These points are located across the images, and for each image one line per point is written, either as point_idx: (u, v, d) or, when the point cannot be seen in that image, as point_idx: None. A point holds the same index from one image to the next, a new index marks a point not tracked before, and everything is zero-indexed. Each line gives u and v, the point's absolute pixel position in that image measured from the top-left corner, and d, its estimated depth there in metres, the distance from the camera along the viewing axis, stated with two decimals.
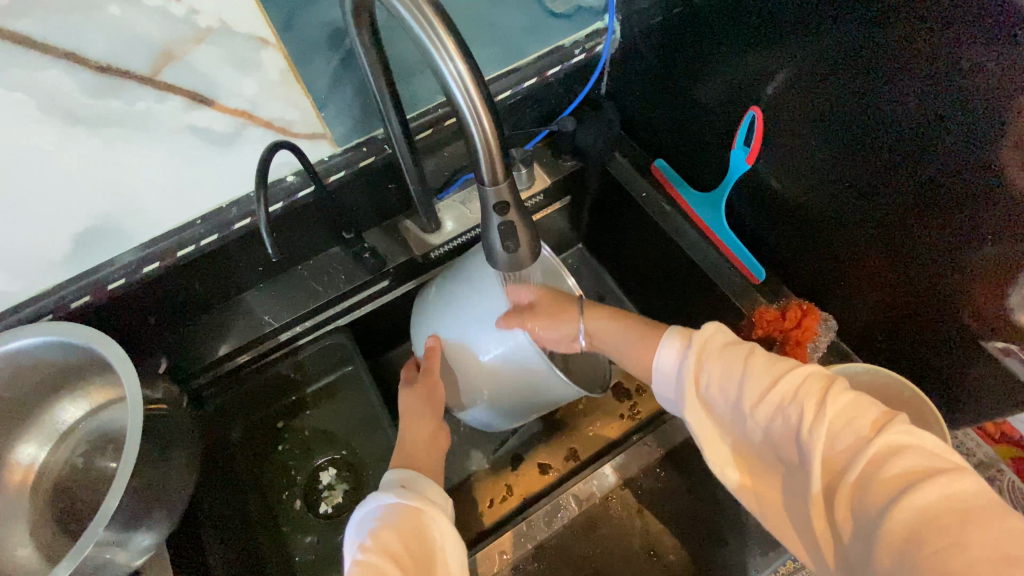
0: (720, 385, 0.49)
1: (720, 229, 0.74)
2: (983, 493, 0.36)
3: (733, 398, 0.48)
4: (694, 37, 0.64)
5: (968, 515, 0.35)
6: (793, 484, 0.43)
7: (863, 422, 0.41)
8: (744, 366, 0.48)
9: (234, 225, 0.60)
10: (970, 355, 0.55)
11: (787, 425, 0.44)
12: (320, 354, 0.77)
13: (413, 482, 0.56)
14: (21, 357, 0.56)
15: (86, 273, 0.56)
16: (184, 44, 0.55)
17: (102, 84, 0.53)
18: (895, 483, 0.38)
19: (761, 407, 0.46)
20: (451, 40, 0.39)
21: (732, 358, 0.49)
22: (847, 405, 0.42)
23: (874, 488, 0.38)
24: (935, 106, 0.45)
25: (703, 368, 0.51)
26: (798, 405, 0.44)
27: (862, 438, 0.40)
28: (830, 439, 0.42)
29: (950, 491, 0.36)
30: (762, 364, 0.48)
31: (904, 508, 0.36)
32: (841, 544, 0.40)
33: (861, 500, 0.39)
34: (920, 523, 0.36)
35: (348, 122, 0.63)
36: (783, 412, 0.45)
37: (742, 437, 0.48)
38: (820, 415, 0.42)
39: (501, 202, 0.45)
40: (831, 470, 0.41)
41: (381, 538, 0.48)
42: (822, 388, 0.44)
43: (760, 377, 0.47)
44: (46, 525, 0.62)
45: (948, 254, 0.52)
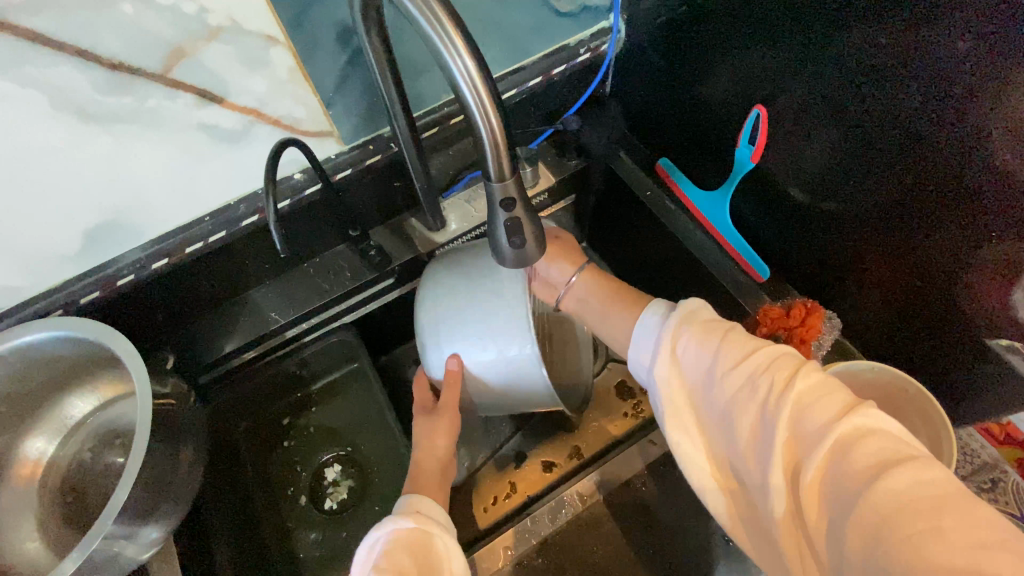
0: (695, 356, 0.49)
1: (724, 228, 0.75)
2: (952, 482, 0.35)
3: (705, 371, 0.47)
4: (699, 36, 0.65)
5: (937, 505, 0.34)
6: (755, 465, 0.43)
7: (833, 401, 0.40)
8: (717, 343, 0.48)
9: (242, 222, 0.65)
10: (975, 354, 0.56)
11: (754, 402, 0.43)
12: (325, 352, 0.78)
13: (427, 508, 0.57)
14: (31, 351, 0.57)
15: (96, 268, 0.60)
16: (196, 43, 0.51)
17: (112, 81, 0.49)
18: (865, 468, 0.36)
19: (729, 384, 0.45)
20: (459, 37, 0.39)
21: (708, 331, 0.49)
22: (817, 385, 0.42)
23: (841, 466, 0.37)
24: (940, 103, 0.46)
25: (679, 342, 0.51)
26: (767, 380, 0.43)
27: (829, 417, 0.39)
28: (796, 418, 0.41)
29: (921, 476, 0.35)
30: (735, 343, 0.47)
31: (876, 492, 0.35)
32: (804, 526, 0.39)
33: (826, 482, 0.38)
34: (888, 509, 0.34)
35: (355, 120, 0.66)
36: (752, 387, 0.44)
37: (709, 416, 0.47)
38: (790, 391, 0.41)
39: (507, 198, 0.46)
40: (794, 451, 0.40)
41: (393, 557, 0.49)
42: (794, 367, 0.43)
43: (732, 352, 0.46)
44: (54, 519, 0.63)
45: (952, 252, 0.52)
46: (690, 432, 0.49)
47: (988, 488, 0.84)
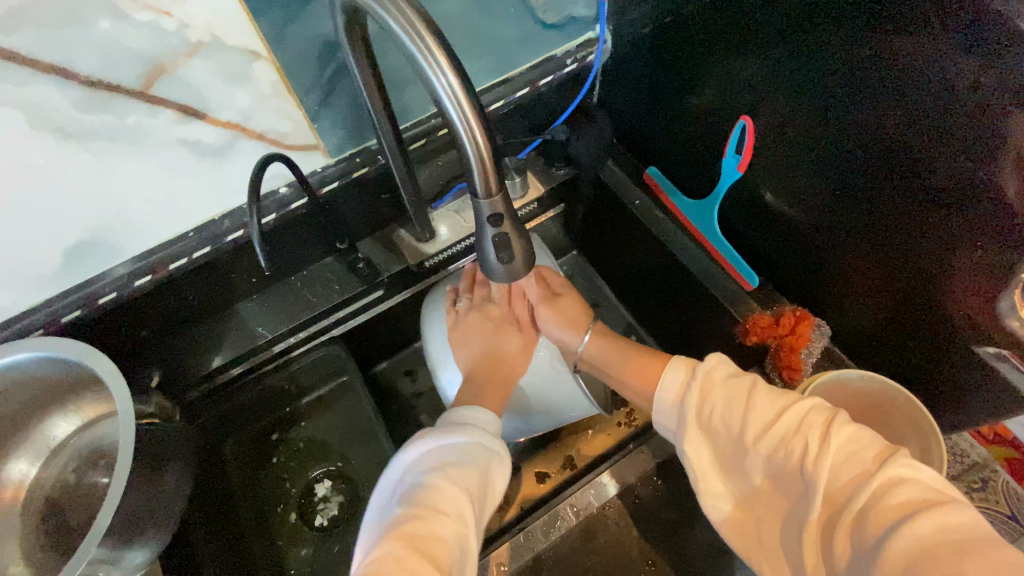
0: (724, 416, 0.49)
1: (714, 236, 0.74)
2: (978, 526, 0.36)
3: (738, 431, 0.48)
4: (684, 46, 0.65)
5: (963, 547, 0.35)
6: (795, 513, 0.44)
7: (865, 455, 0.42)
8: (745, 402, 0.48)
9: (227, 237, 0.63)
10: (964, 361, 0.56)
11: (786, 454, 0.45)
12: (315, 367, 0.77)
13: (482, 421, 0.56)
14: (12, 372, 0.56)
15: (80, 286, 0.59)
16: (175, 58, 0.50)
17: (89, 98, 0.49)
18: (893, 512, 0.38)
19: (762, 441, 0.46)
20: (442, 54, 0.39)
21: (734, 390, 0.50)
22: (850, 437, 0.43)
23: (874, 518, 0.39)
24: (925, 116, 0.46)
25: (705, 404, 0.51)
26: (801, 439, 0.44)
27: (864, 470, 0.41)
28: (832, 473, 0.42)
29: (943, 521, 0.37)
30: (763, 400, 0.48)
31: (904, 538, 0.37)
32: (836, 573, 0.41)
33: (859, 532, 0.39)
34: (914, 549, 0.36)
35: (341, 134, 0.65)
36: (786, 445, 0.45)
37: (739, 470, 0.48)
38: (825, 446, 0.43)
39: (495, 213, 0.45)
40: (834, 501, 0.42)
41: (455, 473, 0.49)
42: (825, 422, 0.44)
43: (762, 410, 0.47)
44: (36, 543, 0.61)
45: (940, 260, 0.52)
46: (722, 485, 0.50)
47: (978, 488, 0.84)
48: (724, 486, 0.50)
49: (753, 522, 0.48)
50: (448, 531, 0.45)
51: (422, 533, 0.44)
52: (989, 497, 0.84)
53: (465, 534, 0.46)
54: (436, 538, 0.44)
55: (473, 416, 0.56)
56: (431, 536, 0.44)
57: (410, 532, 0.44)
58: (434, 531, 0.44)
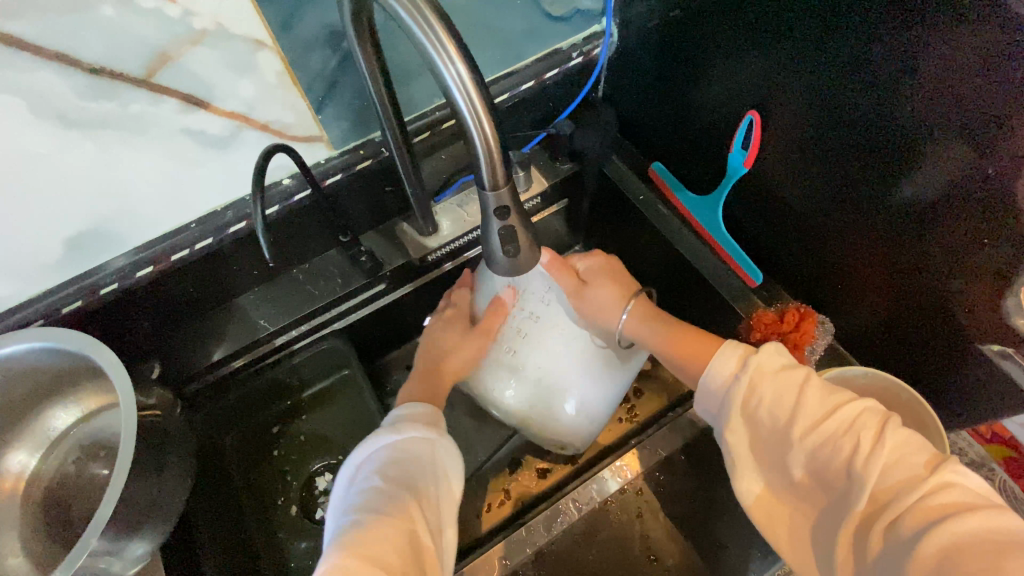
0: (772, 407, 0.48)
1: (718, 231, 0.74)
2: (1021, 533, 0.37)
3: (784, 423, 0.47)
4: (690, 41, 0.65)
5: (1005, 547, 0.36)
6: (831, 506, 0.45)
7: (916, 460, 0.42)
8: (797, 396, 0.48)
9: (230, 229, 0.58)
10: (968, 360, 0.56)
11: (833, 451, 0.45)
12: (319, 358, 0.76)
13: (423, 417, 0.58)
14: (13, 363, 0.55)
15: (81, 276, 0.55)
16: (180, 46, 0.53)
17: (92, 86, 0.51)
18: (936, 514, 0.39)
19: (811, 436, 0.46)
20: (452, 42, 0.38)
21: (788, 383, 0.49)
22: (902, 443, 0.43)
23: (915, 520, 0.39)
24: (933, 112, 0.46)
25: (753, 394, 0.50)
26: (852, 437, 0.44)
27: (913, 473, 0.41)
28: (879, 473, 0.42)
29: (990, 524, 0.37)
30: (816, 396, 0.47)
31: (947, 538, 0.37)
32: (863, 564, 0.42)
33: (895, 529, 0.40)
34: (956, 547, 0.37)
35: (345, 124, 0.62)
36: (835, 441, 0.45)
37: (779, 461, 0.48)
38: (875, 447, 0.43)
39: (501, 207, 0.45)
40: (874, 501, 0.42)
41: (398, 473, 0.51)
42: (878, 424, 0.44)
43: (814, 406, 0.47)
44: (38, 532, 0.61)
45: (949, 260, 0.52)
46: (758, 473, 0.50)
47: None
48: (761, 473, 0.50)
49: (787, 509, 0.49)
50: (397, 534, 0.46)
51: (369, 541, 0.45)
52: None
53: (414, 531, 0.47)
54: (383, 542, 0.45)
55: (412, 415, 0.58)
56: (377, 542, 0.45)
57: (380, 539, 0.45)
58: (397, 533, 0.46)
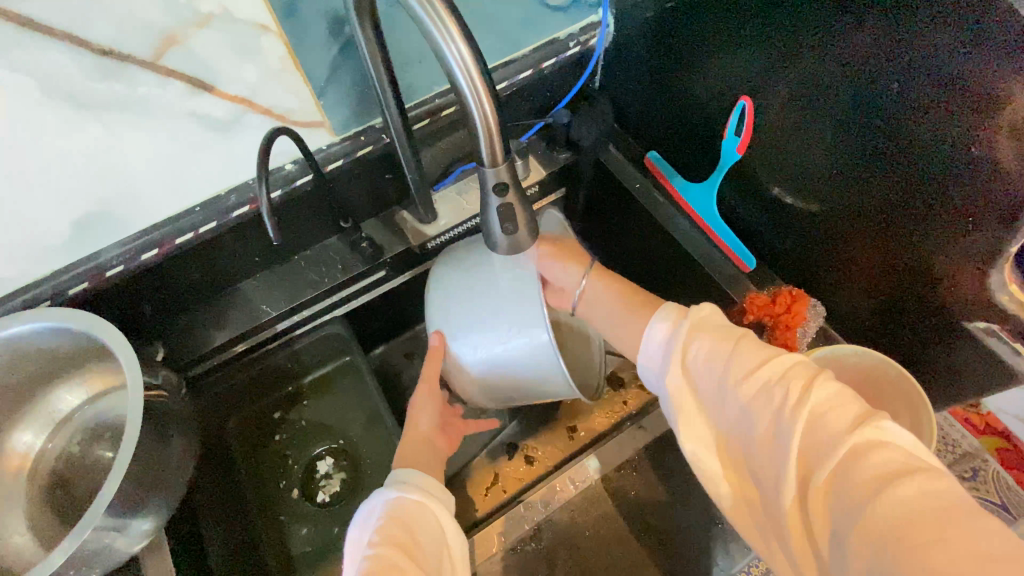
0: (706, 360, 0.49)
1: (712, 218, 0.76)
2: (955, 494, 0.36)
3: (720, 379, 0.47)
4: (683, 31, 0.66)
5: (946, 514, 0.35)
6: (768, 463, 0.43)
7: (847, 413, 0.41)
8: (730, 350, 0.48)
9: (234, 213, 0.59)
10: (956, 339, 0.57)
11: (767, 404, 0.44)
12: (318, 345, 0.78)
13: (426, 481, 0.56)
14: (21, 343, 0.57)
15: (83, 259, 0.55)
16: (185, 30, 0.59)
17: (99, 68, 0.56)
18: (873, 479, 0.38)
19: (744, 390, 0.46)
20: (453, 22, 0.39)
21: (724, 336, 0.50)
22: (833, 394, 0.43)
23: (851, 481, 0.39)
24: (920, 93, 0.47)
25: (691, 346, 0.51)
26: (782, 388, 0.44)
27: (843, 428, 0.41)
28: (809, 428, 0.42)
29: (926, 488, 0.37)
30: (748, 351, 0.48)
31: (885, 505, 0.37)
32: (810, 521, 0.41)
33: (834, 491, 0.39)
34: (895, 517, 0.36)
35: (346, 111, 0.63)
36: (767, 391, 0.45)
37: (719, 416, 0.48)
38: (806, 397, 0.43)
39: (501, 184, 0.46)
40: (806, 457, 0.41)
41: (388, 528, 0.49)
42: (807, 378, 0.44)
43: (747, 358, 0.47)
44: (42, 511, 0.62)
45: (938, 239, 0.53)
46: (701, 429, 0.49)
47: (970, 476, 0.86)
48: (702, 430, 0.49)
49: (731, 463, 0.48)
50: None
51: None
52: (980, 486, 0.86)
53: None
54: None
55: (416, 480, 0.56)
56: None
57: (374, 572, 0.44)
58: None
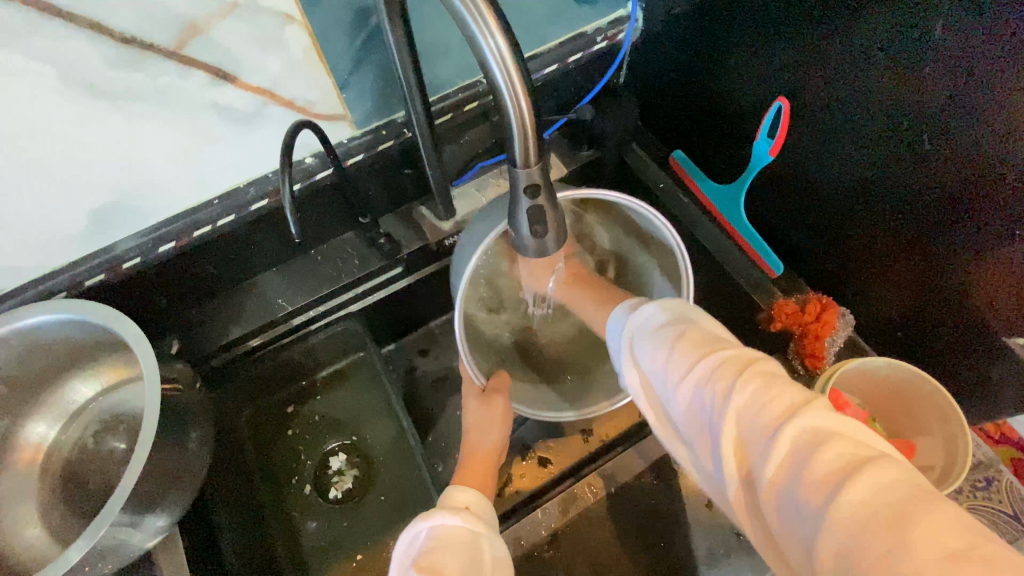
0: (651, 357, 0.45)
1: (738, 221, 0.74)
2: (911, 482, 0.32)
3: (663, 377, 0.44)
4: (715, 28, 0.64)
5: (904, 510, 0.31)
6: (715, 467, 0.40)
7: (780, 402, 0.37)
8: (671, 343, 0.44)
9: (251, 207, 0.62)
10: (991, 352, 0.56)
11: (701, 400, 0.41)
12: (332, 340, 0.77)
13: (469, 501, 0.54)
14: (37, 334, 0.56)
15: (100, 251, 0.58)
16: (210, 18, 0.47)
17: (124, 56, 0.46)
18: (820, 475, 0.34)
19: (682, 388, 0.42)
20: (492, 14, 0.37)
21: (664, 330, 0.45)
22: (767, 383, 0.39)
23: (797, 479, 0.34)
24: (972, 101, 0.45)
25: (637, 343, 0.47)
26: (714, 383, 0.40)
27: (776, 423, 0.36)
28: (744, 423, 0.38)
29: (876, 483, 0.32)
30: (689, 342, 0.43)
31: (838, 507, 0.32)
32: (766, 522, 0.37)
33: (780, 493, 0.35)
34: (856, 518, 0.32)
35: (369, 105, 0.63)
36: (702, 388, 0.41)
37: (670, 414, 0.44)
38: (734, 393, 0.39)
39: (532, 185, 0.44)
40: (746, 457, 0.37)
41: (431, 548, 0.47)
42: (741, 368, 0.40)
43: (684, 352, 0.43)
44: (54, 503, 0.62)
45: (980, 251, 0.51)
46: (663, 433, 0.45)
47: None
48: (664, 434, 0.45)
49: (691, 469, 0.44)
50: None
51: None
52: None
53: None
54: None
55: (462, 500, 0.54)
56: None
57: None
58: None
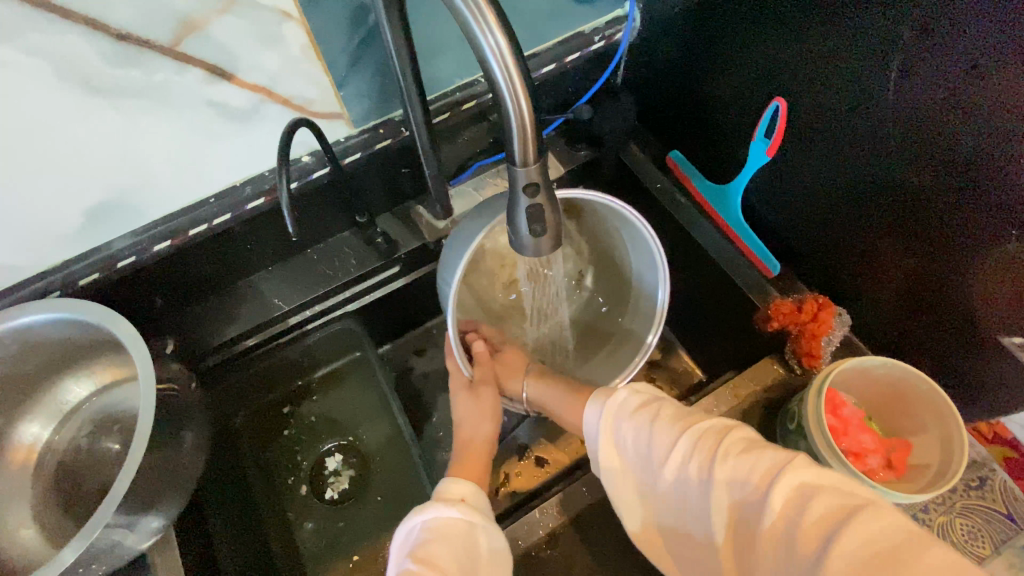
0: (636, 443, 0.49)
1: (735, 222, 0.74)
2: (902, 528, 0.34)
3: (648, 454, 0.48)
4: (712, 29, 0.64)
5: (895, 557, 0.32)
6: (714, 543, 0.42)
7: (753, 472, 0.41)
8: (650, 423, 0.49)
9: (248, 206, 0.62)
10: (986, 350, 0.56)
11: (697, 477, 0.44)
12: (329, 340, 0.77)
13: (468, 491, 0.54)
14: (31, 333, 0.55)
15: (98, 248, 0.58)
16: (207, 15, 0.46)
17: (120, 52, 0.46)
18: (810, 530, 0.36)
19: (667, 467, 0.46)
20: (493, 12, 0.37)
21: (642, 414, 0.50)
22: (741, 449, 0.43)
23: (791, 541, 0.36)
24: (968, 103, 0.45)
25: (620, 425, 0.51)
26: (695, 458, 0.45)
27: (751, 488, 0.40)
28: (727, 492, 0.42)
29: (866, 533, 0.34)
30: (664, 417, 0.48)
31: (835, 560, 0.34)
32: None
33: (781, 557, 0.37)
34: (849, 570, 0.33)
35: (367, 103, 0.62)
36: (686, 467, 0.45)
37: (662, 496, 0.47)
38: (715, 466, 0.43)
39: (532, 183, 0.44)
40: (738, 524, 0.41)
41: (426, 544, 0.47)
42: (714, 441, 0.45)
43: (665, 428, 0.48)
44: (48, 504, 0.61)
45: (974, 252, 0.52)
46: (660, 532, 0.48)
47: None
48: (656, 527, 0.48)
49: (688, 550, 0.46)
50: None
51: None
52: None
53: None
54: None
55: (461, 490, 0.54)
56: None
57: None
58: None
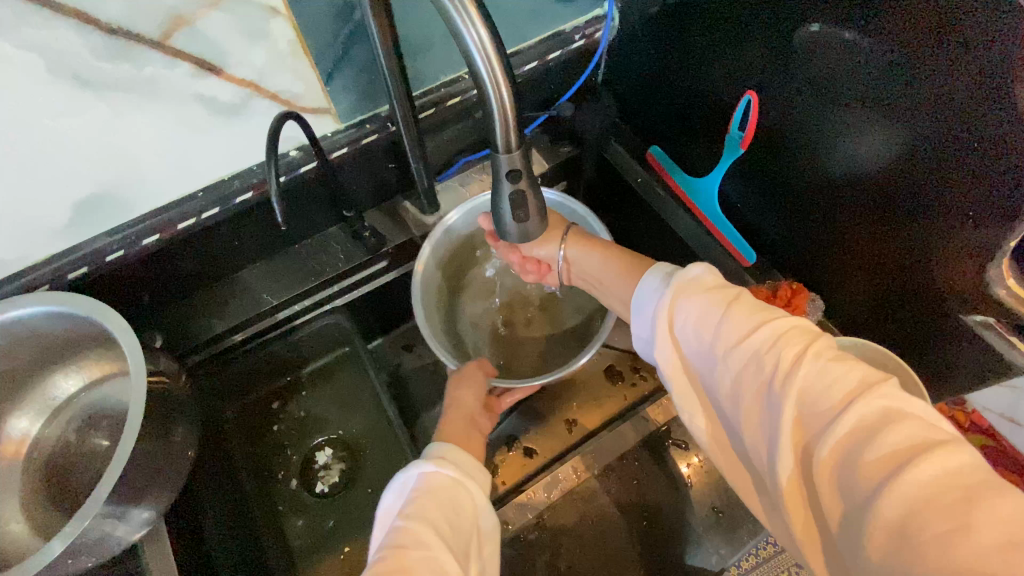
0: (697, 327, 0.44)
1: (712, 213, 0.76)
2: (980, 468, 0.30)
3: (710, 345, 0.42)
4: (687, 27, 0.67)
5: (969, 495, 0.29)
6: (764, 445, 0.38)
7: (842, 382, 0.35)
8: (721, 313, 0.43)
9: (236, 199, 0.62)
10: (951, 331, 0.58)
11: (764, 378, 0.38)
12: (318, 335, 0.78)
13: (448, 453, 0.52)
14: (20, 327, 0.56)
15: (84, 244, 0.58)
16: (195, 10, 0.48)
17: (110, 46, 0.47)
18: (882, 459, 0.32)
19: (732, 359, 0.40)
20: (475, 7, 0.39)
21: (712, 300, 0.44)
22: (832, 358, 0.37)
23: (859, 461, 0.32)
24: (926, 92, 0.47)
25: (680, 312, 0.46)
26: (772, 357, 0.38)
27: (833, 401, 0.35)
28: (799, 400, 0.36)
29: (947, 464, 0.30)
30: (740, 311, 0.42)
31: (898, 488, 0.30)
32: (819, 507, 0.35)
33: (847, 476, 0.33)
34: (914, 500, 0.30)
35: (352, 98, 0.64)
36: (757, 360, 0.39)
37: (718, 391, 0.42)
38: (795, 366, 0.37)
39: (513, 170, 0.46)
40: (801, 432, 0.36)
41: (413, 506, 0.45)
42: (801, 344, 0.38)
43: (739, 321, 0.42)
44: (36, 499, 0.61)
45: (936, 236, 0.54)
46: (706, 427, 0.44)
47: None
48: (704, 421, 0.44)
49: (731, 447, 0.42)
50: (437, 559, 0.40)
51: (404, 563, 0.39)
52: None
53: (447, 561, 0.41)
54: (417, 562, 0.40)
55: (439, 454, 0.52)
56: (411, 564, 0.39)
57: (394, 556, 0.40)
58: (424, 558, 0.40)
